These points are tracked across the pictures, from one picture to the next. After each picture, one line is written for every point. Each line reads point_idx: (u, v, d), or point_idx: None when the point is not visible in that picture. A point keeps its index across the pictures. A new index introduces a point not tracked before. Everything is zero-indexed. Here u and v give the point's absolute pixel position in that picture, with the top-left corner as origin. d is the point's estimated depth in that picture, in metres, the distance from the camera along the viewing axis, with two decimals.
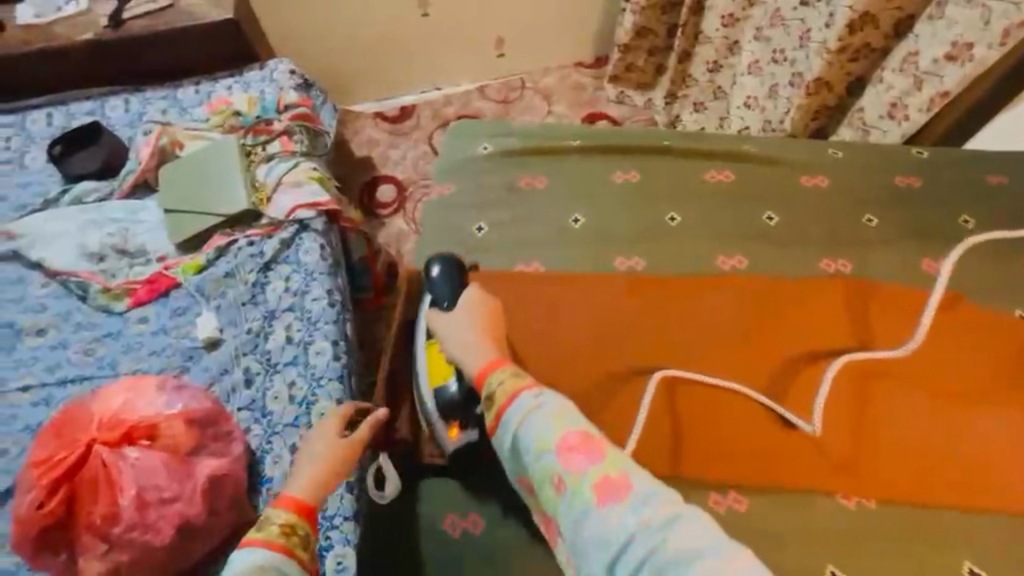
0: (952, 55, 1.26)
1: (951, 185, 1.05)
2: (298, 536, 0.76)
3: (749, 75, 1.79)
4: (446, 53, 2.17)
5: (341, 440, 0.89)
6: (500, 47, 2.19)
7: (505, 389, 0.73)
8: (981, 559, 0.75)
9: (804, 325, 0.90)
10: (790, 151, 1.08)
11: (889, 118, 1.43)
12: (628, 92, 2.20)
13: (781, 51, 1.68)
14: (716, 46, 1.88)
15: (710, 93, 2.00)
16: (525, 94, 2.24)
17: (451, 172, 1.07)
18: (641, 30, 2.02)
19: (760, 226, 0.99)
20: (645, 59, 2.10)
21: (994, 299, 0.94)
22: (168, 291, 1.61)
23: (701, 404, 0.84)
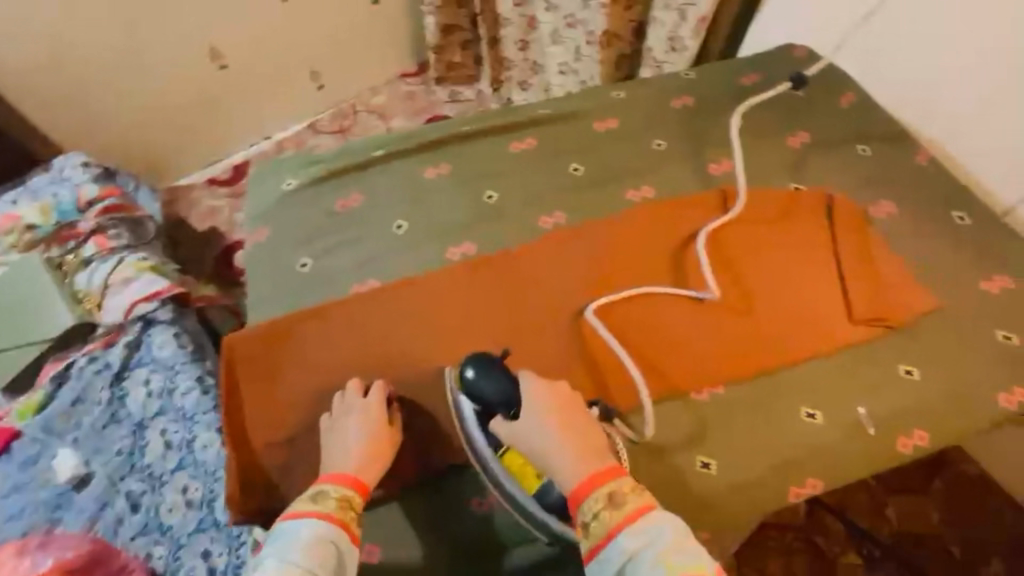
0: None
1: (718, 93, 1.17)
2: (355, 513, 0.73)
3: (553, 44, 1.92)
4: (262, 99, 2.07)
5: (382, 419, 0.79)
6: (317, 79, 2.13)
7: (602, 521, 0.68)
8: (818, 402, 0.81)
9: (633, 252, 0.96)
10: (581, 103, 1.15)
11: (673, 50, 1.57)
12: (458, 88, 2.23)
13: (570, 15, 1.82)
14: (517, 25, 1.97)
15: (528, 69, 2.08)
16: (359, 116, 2.19)
17: (264, 217, 1.02)
18: (446, 27, 2.07)
19: (570, 181, 1.05)
20: (460, 54, 2.16)
21: (775, 178, 1.03)
22: (8, 445, 1.39)
23: (577, 331, 0.89)
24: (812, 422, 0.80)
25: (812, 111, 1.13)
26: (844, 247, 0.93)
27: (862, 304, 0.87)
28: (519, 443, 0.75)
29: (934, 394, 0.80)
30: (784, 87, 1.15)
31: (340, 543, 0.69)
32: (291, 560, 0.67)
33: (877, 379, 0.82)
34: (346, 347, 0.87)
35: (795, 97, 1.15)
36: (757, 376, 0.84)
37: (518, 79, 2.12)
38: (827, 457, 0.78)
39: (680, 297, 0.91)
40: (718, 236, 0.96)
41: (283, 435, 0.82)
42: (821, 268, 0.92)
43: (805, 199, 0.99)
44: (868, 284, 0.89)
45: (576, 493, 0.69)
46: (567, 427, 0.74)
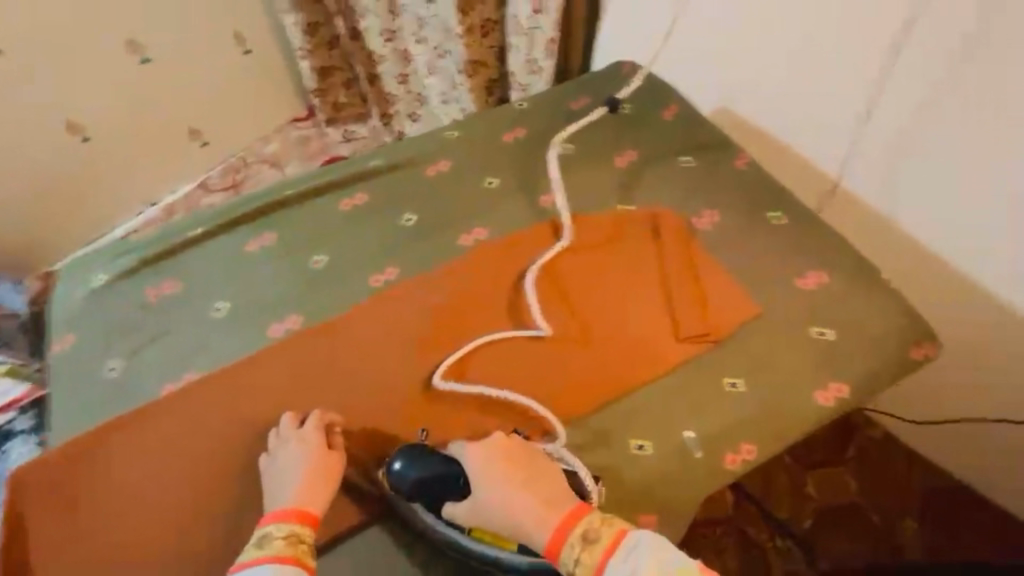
0: (537, 7, 1.50)
1: (547, 122, 1.17)
2: (308, 546, 0.70)
3: (431, 74, 1.87)
4: (144, 169, 1.88)
5: (320, 445, 0.77)
6: (198, 136, 1.94)
7: (586, 564, 0.65)
8: (646, 431, 0.80)
9: (467, 297, 0.93)
10: (413, 149, 1.13)
11: (533, 72, 1.60)
12: (351, 127, 2.07)
13: (439, 46, 1.80)
14: (392, 60, 1.91)
15: (415, 101, 1.99)
16: (252, 168, 1.97)
17: (72, 321, 0.94)
18: (323, 70, 1.99)
19: (401, 232, 1.02)
20: (345, 94, 2.04)
21: (604, 202, 1.04)
22: None
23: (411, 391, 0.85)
24: (642, 453, 0.79)
25: (641, 128, 1.15)
26: (669, 263, 0.95)
27: (684, 323, 0.88)
28: (480, 517, 0.70)
29: (756, 402, 0.81)
30: (597, 112, 1.16)
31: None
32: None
33: (701, 397, 0.82)
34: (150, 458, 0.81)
35: (622, 116, 1.17)
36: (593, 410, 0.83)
37: (407, 113, 2.02)
38: (657, 486, 0.77)
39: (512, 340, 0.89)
40: (550, 268, 0.95)
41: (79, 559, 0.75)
42: (649, 287, 0.93)
43: (629, 221, 1.01)
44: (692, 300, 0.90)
45: (552, 545, 0.67)
46: (525, 494, 0.69)
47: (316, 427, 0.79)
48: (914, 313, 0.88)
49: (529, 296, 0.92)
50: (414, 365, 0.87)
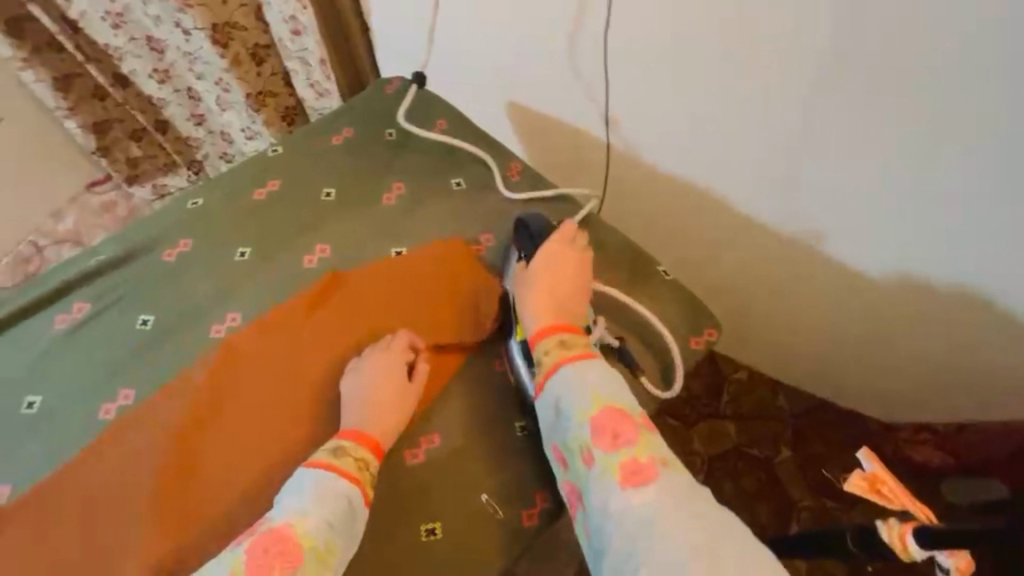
0: (295, 29, 1.31)
1: (310, 163, 1.03)
2: (369, 474, 0.74)
3: (225, 111, 1.55)
4: None
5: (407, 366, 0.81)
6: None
7: (553, 355, 0.77)
8: (437, 511, 0.78)
9: (235, 390, 0.82)
10: (146, 230, 0.96)
11: (319, 95, 1.44)
12: (160, 180, 1.73)
13: (221, 80, 1.45)
14: (180, 103, 1.58)
15: (219, 140, 1.65)
16: (48, 254, 1.63)
17: None
18: (100, 126, 1.62)
19: (136, 339, 0.86)
20: (138, 146, 1.68)
21: (371, 250, 0.94)
22: None
23: (184, 515, 0.74)
24: (435, 538, 0.76)
25: (410, 151, 1.04)
26: (452, 294, 0.89)
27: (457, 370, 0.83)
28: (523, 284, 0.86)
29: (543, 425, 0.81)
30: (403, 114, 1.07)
31: (351, 498, 0.70)
32: (299, 509, 0.68)
33: (490, 452, 0.82)
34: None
35: (388, 143, 1.05)
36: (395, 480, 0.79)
37: (218, 152, 1.69)
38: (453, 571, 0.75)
39: (296, 427, 0.80)
40: (326, 333, 0.85)
41: None
42: (436, 327, 0.87)
43: (405, 262, 0.92)
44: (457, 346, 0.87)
45: (538, 329, 0.80)
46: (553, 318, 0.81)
47: (403, 351, 0.83)
48: (687, 296, 0.90)
49: (308, 373, 0.83)
50: (180, 486, 0.76)
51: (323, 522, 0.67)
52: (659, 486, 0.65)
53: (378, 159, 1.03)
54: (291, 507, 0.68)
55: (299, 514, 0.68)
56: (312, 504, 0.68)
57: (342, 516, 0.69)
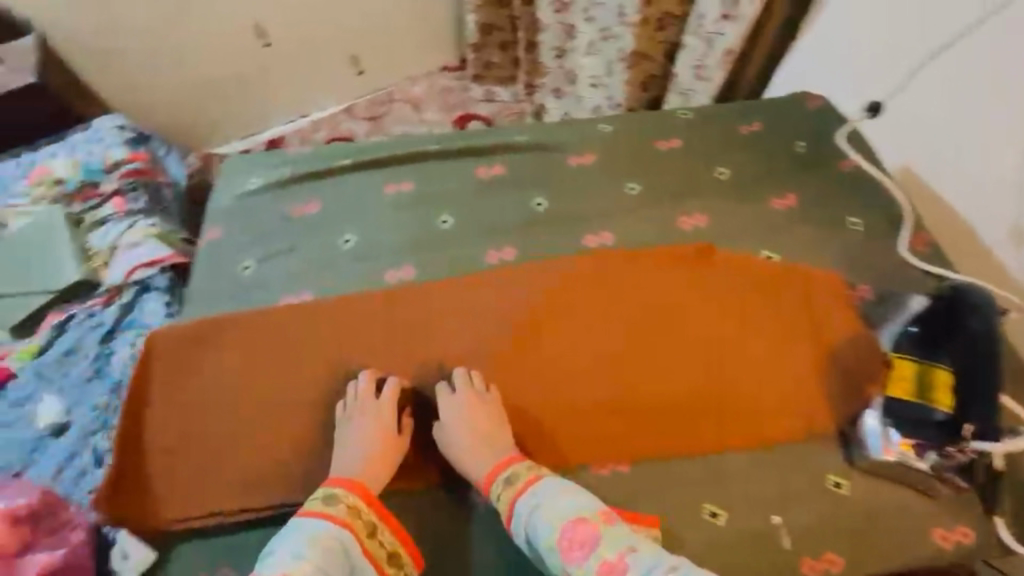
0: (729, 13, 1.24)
1: (712, 141, 1.09)
2: (363, 520, 0.74)
3: (587, 56, 1.73)
4: (307, 81, 2.13)
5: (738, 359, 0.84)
6: (358, 65, 2.15)
7: (505, 493, 0.75)
8: (723, 501, 0.73)
9: (586, 296, 0.90)
10: (563, 134, 1.12)
11: (700, 80, 1.38)
12: (494, 89, 2.12)
13: (606, 29, 1.65)
14: (555, 32, 1.82)
15: (563, 78, 1.88)
16: (394, 106, 2.11)
17: (224, 214, 1.03)
18: (484, 27, 2.00)
19: (530, 214, 1.00)
20: (499, 55, 2.06)
21: (744, 245, 0.95)
22: (4, 383, 1.55)
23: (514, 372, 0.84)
24: (712, 521, 0.72)
25: (814, 169, 1.04)
26: (810, 323, 0.86)
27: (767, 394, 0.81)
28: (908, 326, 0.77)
29: (866, 504, 0.72)
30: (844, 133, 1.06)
31: (344, 542, 0.72)
32: (297, 556, 0.69)
33: (796, 478, 0.74)
34: (215, 386, 0.84)
35: (795, 155, 1.06)
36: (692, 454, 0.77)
37: (553, 87, 1.93)
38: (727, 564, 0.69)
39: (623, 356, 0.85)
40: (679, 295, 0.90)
41: (175, 434, 0.82)
42: (779, 343, 0.85)
43: (773, 271, 0.91)
44: (792, 376, 0.82)
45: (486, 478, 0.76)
46: (495, 468, 0.77)
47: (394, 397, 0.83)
48: None
49: (649, 318, 0.88)
50: (514, 347, 0.86)
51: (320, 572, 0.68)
52: None
53: (782, 165, 1.05)
54: (287, 556, 0.69)
55: (294, 564, 0.68)
56: (302, 554, 0.69)
57: (335, 561, 0.70)
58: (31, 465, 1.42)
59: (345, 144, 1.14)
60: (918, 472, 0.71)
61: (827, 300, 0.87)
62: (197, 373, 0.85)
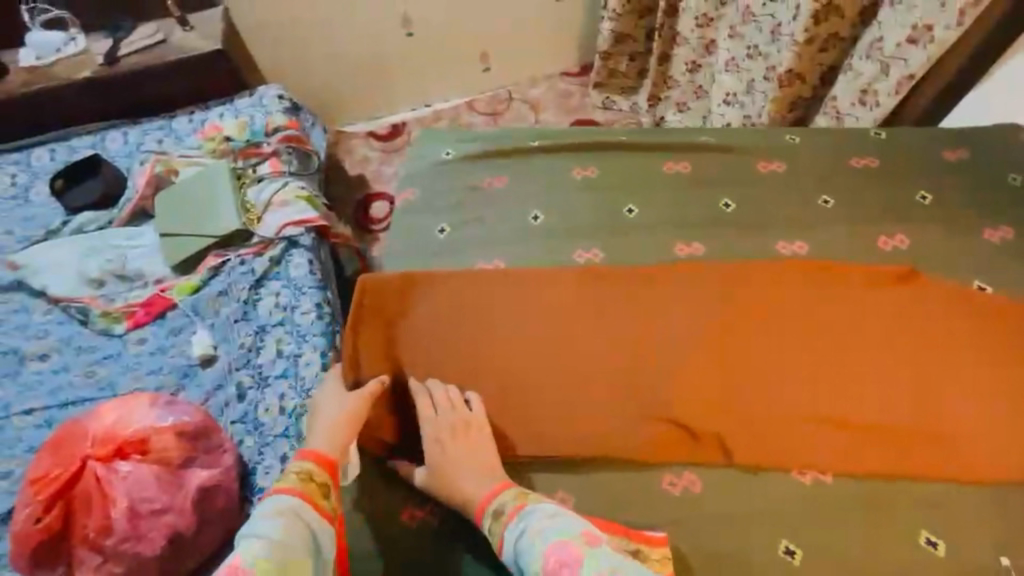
0: (913, 37, 1.18)
1: (911, 162, 1.05)
2: (317, 486, 0.70)
3: (726, 72, 1.72)
4: (437, 70, 2.24)
5: (950, 389, 0.80)
6: (485, 61, 2.24)
7: (495, 520, 0.68)
8: (942, 531, 0.70)
9: (783, 300, 0.89)
10: (746, 139, 1.10)
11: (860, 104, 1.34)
12: (613, 97, 2.15)
13: (754, 46, 1.62)
14: (693, 47, 1.82)
15: (692, 92, 1.93)
16: (513, 104, 2.27)
17: (417, 179, 1.09)
18: (619, 36, 1.99)
19: (717, 214, 1.00)
20: (626, 64, 2.07)
21: (954, 272, 0.91)
22: (165, 312, 1.70)
23: (709, 363, 0.83)
24: (932, 552, 0.68)
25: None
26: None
27: (986, 431, 0.76)
28: None
29: None
30: None
31: (308, 520, 0.67)
32: (257, 537, 0.64)
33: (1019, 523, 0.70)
34: (420, 350, 0.88)
35: (1013, 187, 1.01)
36: (901, 477, 0.73)
37: (677, 100, 1.98)
38: None
39: (824, 365, 0.82)
40: (883, 313, 0.87)
41: (377, 374, 0.87)
42: (992, 380, 0.81)
43: (984, 303, 0.87)
44: (1010, 413, 0.78)
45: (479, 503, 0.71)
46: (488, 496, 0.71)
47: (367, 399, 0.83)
48: None
49: (852, 332, 0.85)
50: (708, 339, 0.86)
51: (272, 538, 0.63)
52: None
53: (993, 196, 0.99)
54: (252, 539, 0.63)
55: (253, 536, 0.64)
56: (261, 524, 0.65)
57: (302, 535, 0.65)
58: (186, 387, 1.58)
59: (528, 127, 1.18)
60: None
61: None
62: (403, 326, 0.90)
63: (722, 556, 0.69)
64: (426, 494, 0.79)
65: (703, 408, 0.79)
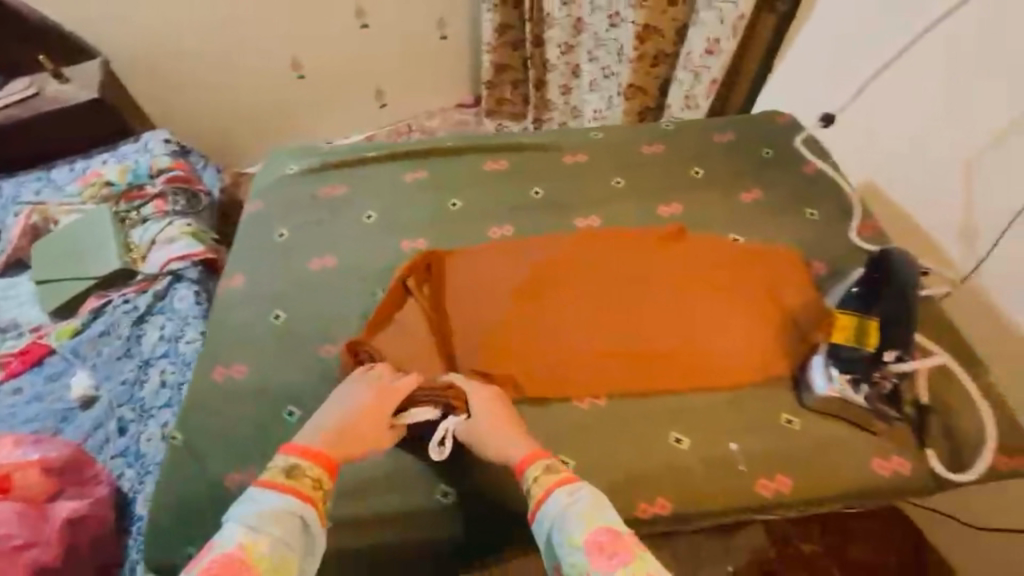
0: (709, 49, 1.41)
1: (689, 145, 1.25)
2: (323, 494, 0.71)
3: (590, 91, 1.93)
4: (328, 106, 2.31)
5: (702, 316, 0.94)
6: (382, 98, 2.34)
7: (540, 489, 0.71)
8: (690, 431, 0.83)
9: (572, 263, 1.03)
10: (558, 138, 1.28)
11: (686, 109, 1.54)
12: (504, 123, 2.29)
13: (608, 67, 1.84)
14: (562, 71, 1.99)
15: (569, 114, 2.09)
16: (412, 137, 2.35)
17: (262, 193, 1.19)
18: (500, 66, 2.16)
19: (529, 200, 1.15)
20: (511, 92, 2.22)
21: (714, 228, 1.09)
22: (43, 359, 1.68)
23: (506, 322, 0.95)
24: (680, 447, 0.82)
25: (779, 171, 1.18)
26: (770, 287, 0.96)
27: (730, 345, 0.90)
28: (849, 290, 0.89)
29: (817, 437, 0.82)
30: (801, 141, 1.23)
31: (306, 519, 0.67)
32: (250, 527, 0.63)
33: (740, 413, 0.85)
34: (254, 340, 0.95)
35: (764, 159, 1.21)
36: (653, 393, 0.87)
37: (559, 121, 2.15)
38: (684, 484, 0.79)
39: (600, 312, 0.96)
40: (654, 264, 1.02)
41: (211, 363, 0.93)
42: (740, 303, 0.94)
43: (739, 247, 1.03)
44: (751, 327, 0.91)
45: (521, 462, 0.75)
46: (534, 455, 0.76)
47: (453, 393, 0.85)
48: (1006, 410, 0.83)
49: (627, 282, 1.00)
50: (507, 302, 0.98)
51: (282, 542, 0.63)
52: None
53: (751, 165, 1.20)
54: (244, 525, 0.63)
55: (253, 537, 0.62)
56: (266, 527, 0.63)
57: (297, 536, 0.65)
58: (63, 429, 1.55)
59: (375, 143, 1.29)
60: (859, 409, 0.82)
61: (785, 264, 0.99)
62: (240, 323, 0.98)
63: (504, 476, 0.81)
64: (250, 461, 0.84)
65: (496, 359, 0.91)
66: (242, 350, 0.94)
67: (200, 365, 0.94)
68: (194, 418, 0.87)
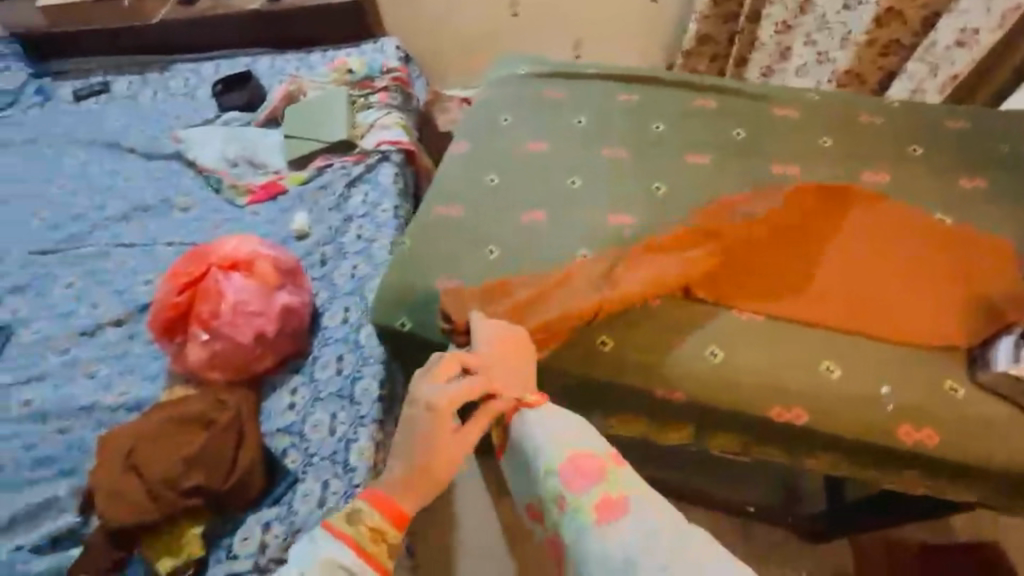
0: (962, 40, 1.32)
1: (914, 123, 1.20)
2: (386, 545, 0.66)
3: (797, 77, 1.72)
4: (530, 45, 2.51)
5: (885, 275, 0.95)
6: (577, 49, 2.48)
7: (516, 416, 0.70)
8: (845, 365, 0.87)
9: (763, 197, 1.07)
10: (771, 92, 1.30)
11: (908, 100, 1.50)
12: None
13: (824, 53, 1.60)
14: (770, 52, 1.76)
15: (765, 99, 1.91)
16: None
17: (492, 85, 1.38)
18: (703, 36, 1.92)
19: (730, 139, 1.21)
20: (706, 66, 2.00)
21: (922, 204, 1.06)
22: (277, 196, 2.09)
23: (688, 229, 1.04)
24: (828, 374, 0.87)
25: (1011, 167, 1.11)
26: (964, 270, 0.95)
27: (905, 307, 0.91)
28: None
29: (974, 410, 0.83)
30: None
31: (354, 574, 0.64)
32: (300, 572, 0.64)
33: (901, 363, 0.87)
34: (471, 192, 1.16)
35: (998, 153, 1.14)
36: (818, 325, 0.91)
37: None
38: (824, 405, 0.85)
39: (780, 244, 1.00)
40: (846, 220, 1.03)
41: (437, 201, 1.15)
42: (927, 275, 0.94)
43: (942, 226, 1.01)
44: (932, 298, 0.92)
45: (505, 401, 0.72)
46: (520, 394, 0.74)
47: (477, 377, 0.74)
48: None
49: (814, 227, 1.02)
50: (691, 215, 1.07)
51: None
52: (633, 520, 0.53)
53: (980, 155, 1.14)
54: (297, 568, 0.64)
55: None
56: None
57: None
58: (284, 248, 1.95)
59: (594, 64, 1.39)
60: None
61: (981, 253, 0.97)
62: (461, 178, 1.19)
63: (658, 347, 0.91)
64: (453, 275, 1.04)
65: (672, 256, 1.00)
66: (461, 199, 1.15)
67: (426, 200, 1.16)
68: (419, 235, 1.09)
